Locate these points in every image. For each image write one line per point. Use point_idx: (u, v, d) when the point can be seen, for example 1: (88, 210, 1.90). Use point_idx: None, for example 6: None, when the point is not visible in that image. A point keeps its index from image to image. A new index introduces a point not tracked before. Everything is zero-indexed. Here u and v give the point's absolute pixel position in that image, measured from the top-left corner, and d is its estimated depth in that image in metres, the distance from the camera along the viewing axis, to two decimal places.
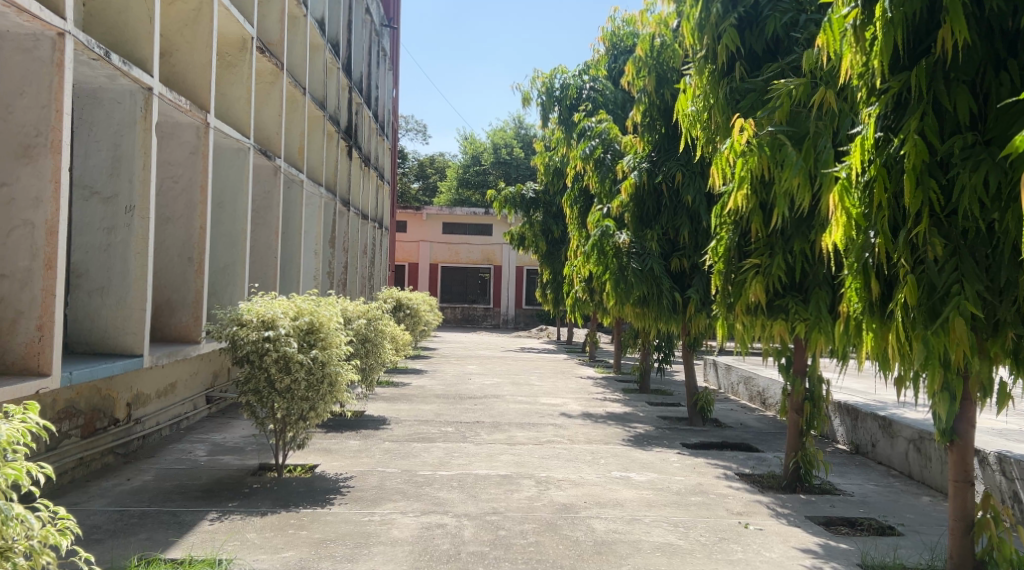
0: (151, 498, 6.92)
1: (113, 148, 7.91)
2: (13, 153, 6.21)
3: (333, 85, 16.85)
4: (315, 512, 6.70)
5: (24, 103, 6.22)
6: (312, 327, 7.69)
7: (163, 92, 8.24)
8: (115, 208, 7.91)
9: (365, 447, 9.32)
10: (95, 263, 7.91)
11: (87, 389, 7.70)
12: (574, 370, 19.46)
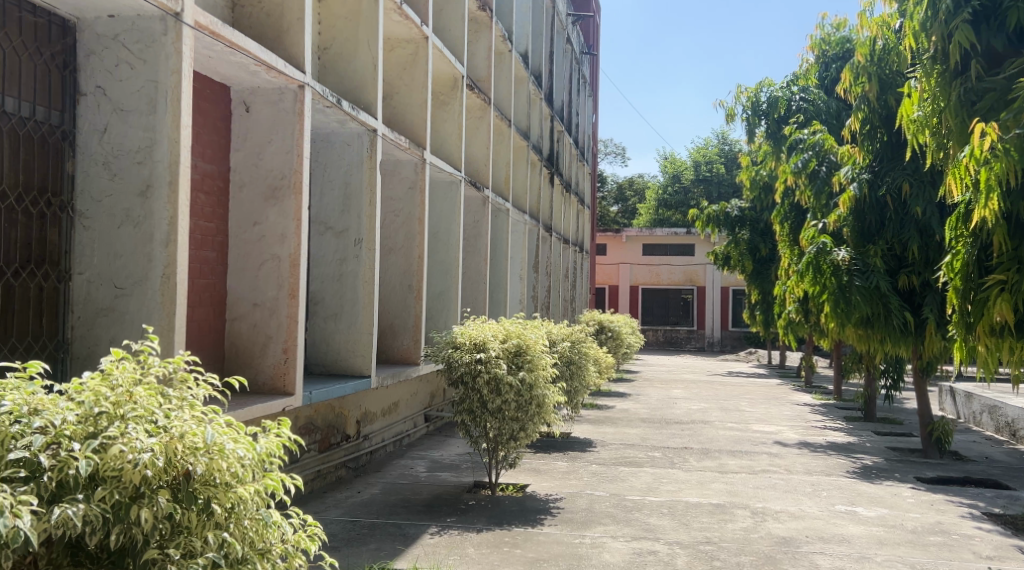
0: (379, 510, 7.39)
1: (344, 187, 8.57)
2: (263, 195, 6.91)
3: (535, 115, 17.35)
4: (529, 531, 6.89)
5: (272, 150, 6.91)
6: (520, 350, 7.92)
7: (386, 133, 8.82)
8: (346, 241, 8.56)
9: (574, 469, 9.47)
10: (330, 291, 8.58)
11: (323, 407, 8.30)
12: (788, 396, 18.73)
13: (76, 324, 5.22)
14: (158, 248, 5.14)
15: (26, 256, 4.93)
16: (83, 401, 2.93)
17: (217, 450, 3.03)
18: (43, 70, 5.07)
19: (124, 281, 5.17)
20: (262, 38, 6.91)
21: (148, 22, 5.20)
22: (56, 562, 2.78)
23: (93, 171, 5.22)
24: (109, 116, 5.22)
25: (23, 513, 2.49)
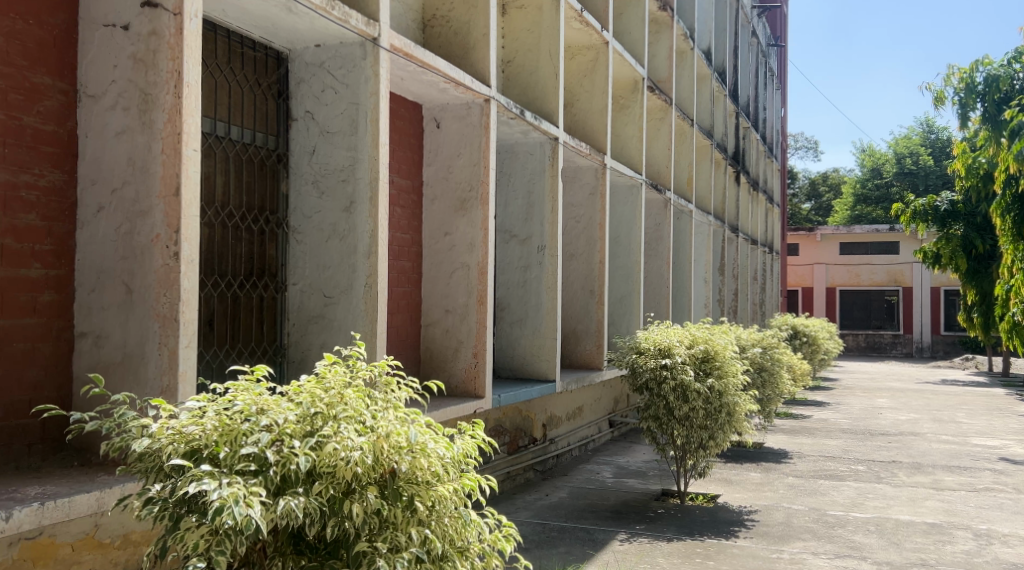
0: (568, 514, 7.51)
1: (528, 195, 8.79)
2: (453, 207, 7.20)
3: (720, 112, 17.03)
4: (722, 543, 6.79)
5: (460, 163, 7.21)
6: (707, 356, 7.80)
7: (568, 140, 8.95)
8: (530, 248, 8.75)
9: (769, 481, 9.20)
10: (514, 297, 8.79)
11: (511, 410, 8.51)
12: (1012, 408, 17.31)
13: (291, 330, 5.65)
14: (361, 259, 5.47)
15: (249, 269, 5.42)
16: (301, 402, 3.15)
17: (420, 449, 3.19)
18: (261, 99, 5.56)
19: (331, 290, 5.55)
20: (449, 56, 7.22)
21: (349, 48, 5.57)
22: (281, 550, 3.03)
23: (304, 190, 5.64)
24: (317, 138, 5.63)
25: (254, 503, 2.73)
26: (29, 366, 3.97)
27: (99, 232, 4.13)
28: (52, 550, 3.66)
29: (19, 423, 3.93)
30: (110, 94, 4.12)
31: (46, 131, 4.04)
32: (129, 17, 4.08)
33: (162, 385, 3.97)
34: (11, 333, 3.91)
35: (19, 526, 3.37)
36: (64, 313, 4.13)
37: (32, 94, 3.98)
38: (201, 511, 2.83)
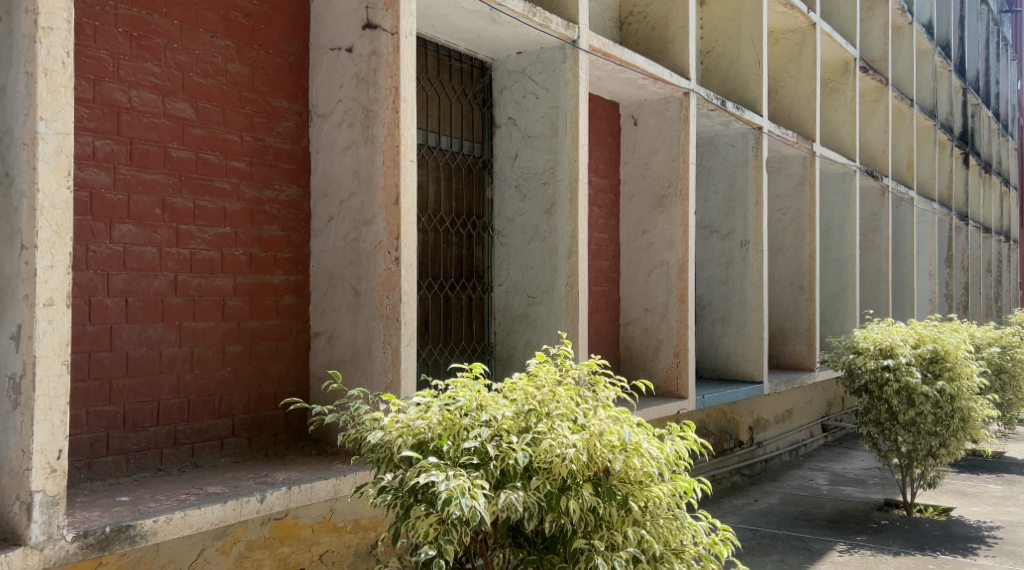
0: (780, 521, 7.27)
1: (729, 188, 8.60)
2: (652, 204, 7.16)
3: (944, 90, 15.90)
4: (956, 560, 6.34)
5: (659, 159, 7.16)
6: (937, 357, 7.24)
7: (773, 129, 8.66)
8: (732, 244, 8.55)
9: (1011, 495, 8.47)
10: (717, 295, 8.61)
11: (715, 412, 8.35)
12: None
13: (497, 329, 5.83)
14: (562, 259, 5.56)
15: (459, 271, 5.65)
16: (516, 399, 3.26)
17: (633, 448, 3.19)
18: (467, 108, 5.79)
19: (534, 290, 5.68)
20: (647, 49, 7.21)
21: (549, 52, 5.68)
22: (502, 542, 3.16)
23: (507, 194, 5.81)
24: (519, 143, 5.78)
25: (477, 496, 2.85)
26: (272, 363, 4.36)
27: (329, 240, 4.45)
28: (296, 530, 4.01)
29: (268, 414, 4.34)
30: (336, 113, 4.44)
31: (284, 149, 4.42)
32: (353, 39, 4.38)
33: (386, 381, 4.23)
34: (260, 333, 4.30)
35: (272, 508, 3.71)
36: (301, 315, 4.50)
37: (272, 117, 4.36)
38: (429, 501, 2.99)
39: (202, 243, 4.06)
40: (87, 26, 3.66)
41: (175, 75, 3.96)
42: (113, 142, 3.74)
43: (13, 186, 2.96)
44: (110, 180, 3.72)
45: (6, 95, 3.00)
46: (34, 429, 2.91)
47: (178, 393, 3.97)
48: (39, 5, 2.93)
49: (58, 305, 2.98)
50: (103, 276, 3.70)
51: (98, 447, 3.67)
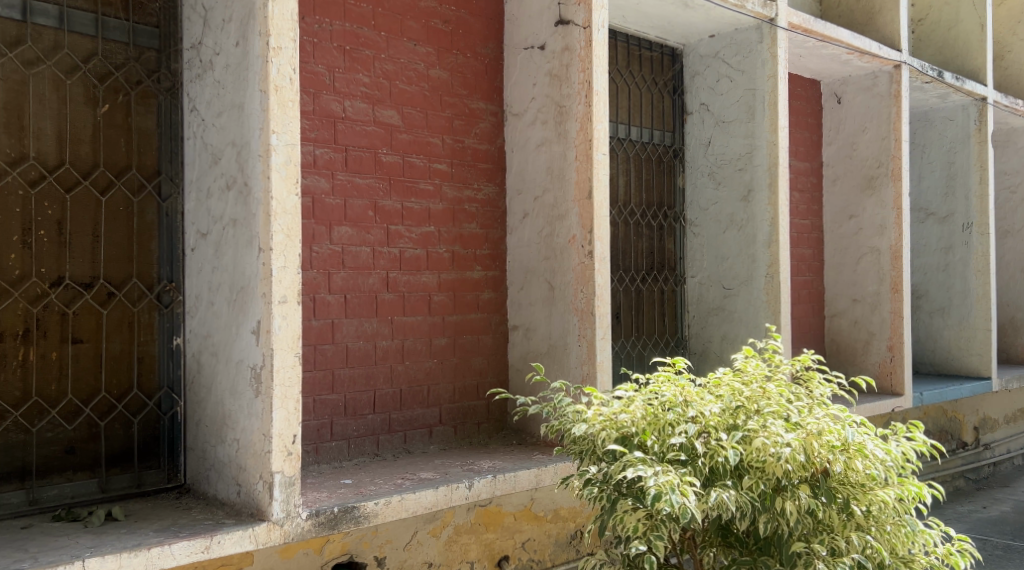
0: (1014, 532, 6.74)
1: (948, 166, 8.02)
2: (860, 186, 6.81)
3: None
4: None
5: (867, 138, 6.81)
6: None
7: (999, 99, 8.01)
8: (952, 227, 7.99)
9: None
10: (935, 283, 8.09)
11: (934, 410, 7.87)
12: None
13: (692, 322, 5.78)
14: (760, 249, 5.43)
15: (650, 263, 5.63)
16: (723, 395, 3.23)
17: (855, 450, 3.10)
18: (658, 97, 5.75)
19: (731, 282, 5.57)
20: (852, 24, 6.88)
21: (745, 33, 5.55)
22: (712, 541, 3.21)
23: (700, 182, 5.74)
24: (713, 129, 5.69)
25: (688, 493, 2.85)
26: (474, 355, 4.53)
27: (525, 236, 4.57)
28: (500, 518, 4.15)
29: (471, 404, 4.52)
30: (530, 111, 4.55)
31: (482, 149, 4.57)
32: (545, 37, 4.47)
33: (582, 373, 4.30)
34: (463, 326, 4.49)
35: (479, 494, 3.86)
36: (500, 309, 4.65)
37: (471, 119, 4.53)
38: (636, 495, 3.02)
39: (410, 242, 4.28)
40: (307, 44, 3.94)
41: (383, 84, 4.20)
42: (331, 149, 4.00)
43: (252, 194, 3.27)
44: (329, 186, 3.99)
45: (243, 112, 3.31)
46: (274, 415, 3.23)
47: (391, 383, 4.21)
48: (270, 27, 3.21)
49: (291, 302, 3.28)
50: (325, 275, 3.97)
51: (324, 433, 3.96)
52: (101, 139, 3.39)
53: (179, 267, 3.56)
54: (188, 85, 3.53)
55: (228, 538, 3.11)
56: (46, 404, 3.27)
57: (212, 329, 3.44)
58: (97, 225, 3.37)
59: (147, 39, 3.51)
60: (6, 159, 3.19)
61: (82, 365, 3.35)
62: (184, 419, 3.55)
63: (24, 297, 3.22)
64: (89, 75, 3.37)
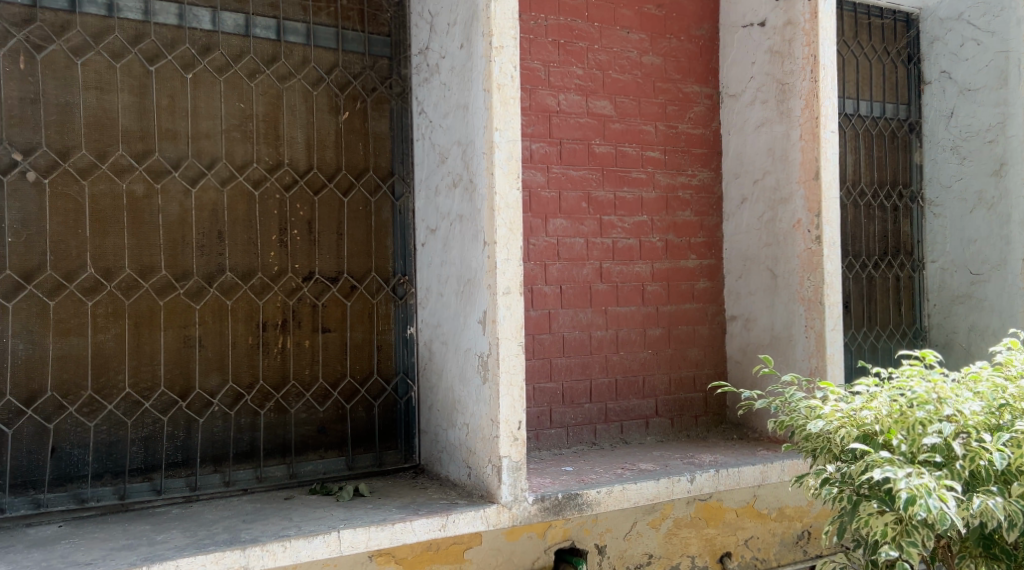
0: None
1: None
2: None
3: None
4: None
5: None
6: None
7: None
8: None
9: None
10: None
11: None
12: None
13: (933, 311, 5.39)
14: (1016, 229, 4.98)
15: (884, 247, 5.26)
16: (983, 393, 3.02)
17: None
18: (892, 67, 5.36)
19: (980, 267, 5.14)
20: None
21: None
22: (973, 552, 2.98)
23: (942, 157, 5.33)
24: (956, 99, 5.27)
25: (947, 498, 2.68)
26: (689, 346, 4.46)
27: (743, 222, 4.44)
28: (721, 513, 4.07)
29: (688, 395, 4.46)
30: (748, 91, 4.41)
31: (696, 134, 4.48)
32: (766, 13, 4.32)
33: (810, 366, 4.13)
34: (678, 316, 4.42)
35: (701, 488, 3.82)
36: (717, 298, 4.54)
37: (685, 103, 4.44)
38: (881, 497, 2.89)
39: (623, 232, 4.25)
40: (524, 40, 3.99)
41: (597, 74, 4.18)
42: (547, 143, 4.04)
43: (477, 190, 3.42)
44: (545, 179, 4.03)
45: (469, 111, 3.47)
46: (500, 402, 3.38)
47: (607, 372, 4.22)
48: (492, 28, 3.35)
49: (513, 293, 3.40)
50: (542, 266, 4.03)
51: (543, 420, 4.05)
52: (343, 143, 3.66)
53: (412, 261, 3.78)
54: (417, 89, 3.74)
55: (462, 518, 3.33)
56: (301, 387, 3.58)
57: (443, 320, 3.63)
58: (340, 224, 3.65)
59: (380, 48, 3.74)
60: (265, 166, 3.52)
61: (330, 353, 3.63)
62: (418, 404, 3.78)
63: (281, 291, 3.54)
64: (332, 86, 3.64)
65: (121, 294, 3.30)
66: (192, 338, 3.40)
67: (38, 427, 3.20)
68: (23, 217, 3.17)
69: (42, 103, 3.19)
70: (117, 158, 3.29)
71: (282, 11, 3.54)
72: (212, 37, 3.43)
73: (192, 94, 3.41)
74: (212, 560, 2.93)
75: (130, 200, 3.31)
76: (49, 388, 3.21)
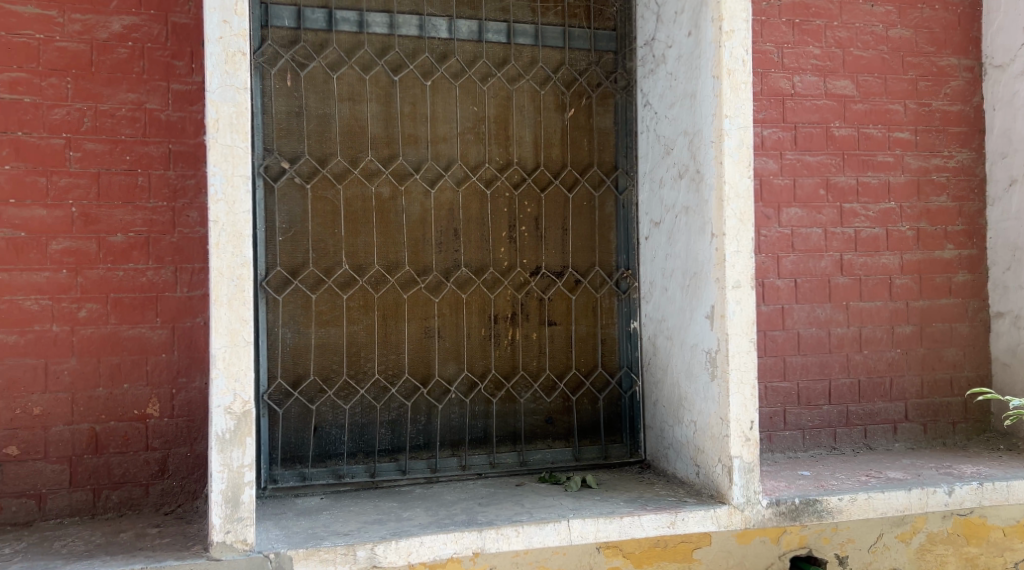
0: None
1: None
2: None
3: None
4: None
5: None
6: None
7: None
8: None
9: None
10: None
11: None
12: None
13: None
14: None
15: None
16: None
17: None
18: None
19: None
20: None
21: None
22: None
23: None
24: None
25: None
26: (946, 346, 4.06)
27: (1013, 207, 3.96)
28: (985, 531, 3.67)
29: (944, 400, 4.05)
30: (1020, 60, 3.92)
31: (954, 111, 4.06)
32: None
33: None
34: (933, 312, 4.03)
35: (961, 502, 3.52)
36: (979, 293, 4.09)
37: (940, 78, 4.04)
38: None
39: (867, 220, 3.95)
40: (756, 23, 3.82)
41: (836, 53, 3.91)
42: (780, 129, 3.85)
43: (704, 181, 3.34)
44: (777, 166, 3.85)
45: (696, 99, 3.39)
46: (731, 399, 3.28)
47: (849, 372, 3.95)
48: (723, 12, 3.25)
49: (744, 287, 3.28)
50: (775, 258, 3.85)
51: (777, 421, 3.87)
52: (569, 140, 3.73)
53: (635, 256, 3.76)
54: (642, 81, 3.72)
55: (691, 516, 3.28)
56: (530, 378, 3.71)
57: (668, 314, 3.59)
58: (566, 219, 3.73)
59: (606, 43, 3.77)
60: (496, 166, 3.67)
61: (555, 345, 3.73)
62: (643, 399, 3.75)
63: (511, 285, 3.69)
64: (559, 84, 3.73)
65: (371, 288, 3.55)
66: (431, 329, 3.61)
67: (303, 408, 3.49)
68: (289, 218, 3.45)
69: (304, 114, 3.47)
70: (367, 163, 3.55)
71: (512, 14, 3.67)
72: (448, 45, 3.61)
73: (431, 100, 3.61)
74: (453, 539, 3.11)
75: (379, 201, 3.55)
76: (311, 373, 3.50)
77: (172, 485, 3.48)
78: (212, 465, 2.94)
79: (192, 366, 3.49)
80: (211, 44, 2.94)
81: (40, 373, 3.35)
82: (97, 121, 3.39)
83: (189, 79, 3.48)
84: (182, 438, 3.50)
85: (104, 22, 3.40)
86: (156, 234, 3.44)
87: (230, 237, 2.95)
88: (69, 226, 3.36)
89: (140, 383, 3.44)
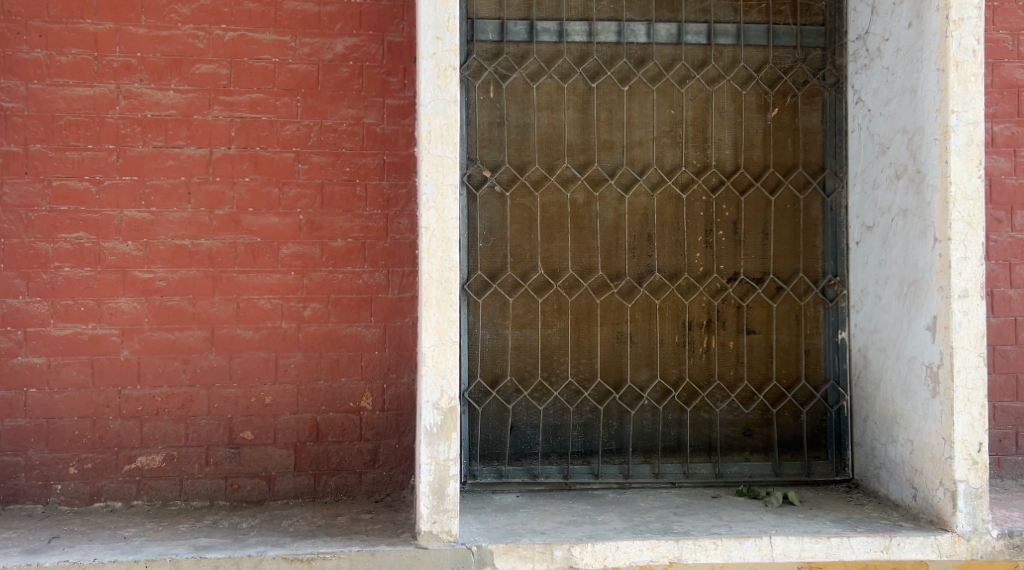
0: None
1: None
2: None
3: None
4: None
5: None
6: None
7: None
8: None
9: None
10: None
11: None
12: None
13: None
14: None
15: None
16: None
17: None
18: None
19: None
20: None
21: None
22: None
23: None
24: None
25: None
26: None
27: None
28: None
29: None
30: None
31: None
32: None
33: None
34: None
35: None
36: None
37: None
38: None
39: None
40: (988, 10, 3.49)
41: None
42: (1014, 124, 3.51)
43: (926, 181, 3.10)
44: (1011, 165, 3.50)
45: (916, 94, 3.16)
46: (956, 418, 3.02)
47: None
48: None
49: (972, 296, 3.02)
50: (1006, 265, 3.51)
51: (1007, 444, 3.52)
52: (771, 141, 3.62)
53: (844, 261, 3.57)
54: (854, 77, 3.52)
55: (908, 542, 3.05)
56: (726, 388, 3.62)
57: (881, 324, 3.36)
58: (768, 223, 3.61)
59: (813, 39, 3.60)
60: (693, 169, 3.62)
61: (754, 354, 3.62)
62: (851, 414, 3.54)
63: (707, 291, 3.62)
64: (762, 84, 3.62)
65: (565, 292, 3.60)
66: (623, 334, 3.61)
67: (501, 407, 3.59)
68: (489, 224, 3.57)
69: (505, 124, 3.58)
70: (564, 170, 3.60)
71: (713, 15, 3.60)
72: (647, 49, 3.60)
73: (628, 106, 3.61)
74: (649, 546, 3.08)
75: (574, 208, 3.60)
76: (508, 373, 3.59)
77: (383, 474, 3.72)
78: (421, 457, 3.05)
79: (401, 363, 3.71)
80: (425, 60, 3.06)
81: (272, 366, 3.66)
82: (322, 135, 3.66)
83: (401, 94, 3.69)
84: (392, 430, 3.72)
85: (329, 44, 3.67)
86: (372, 239, 3.67)
87: (440, 242, 3.07)
88: (297, 232, 3.65)
89: (355, 377, 3.69)
